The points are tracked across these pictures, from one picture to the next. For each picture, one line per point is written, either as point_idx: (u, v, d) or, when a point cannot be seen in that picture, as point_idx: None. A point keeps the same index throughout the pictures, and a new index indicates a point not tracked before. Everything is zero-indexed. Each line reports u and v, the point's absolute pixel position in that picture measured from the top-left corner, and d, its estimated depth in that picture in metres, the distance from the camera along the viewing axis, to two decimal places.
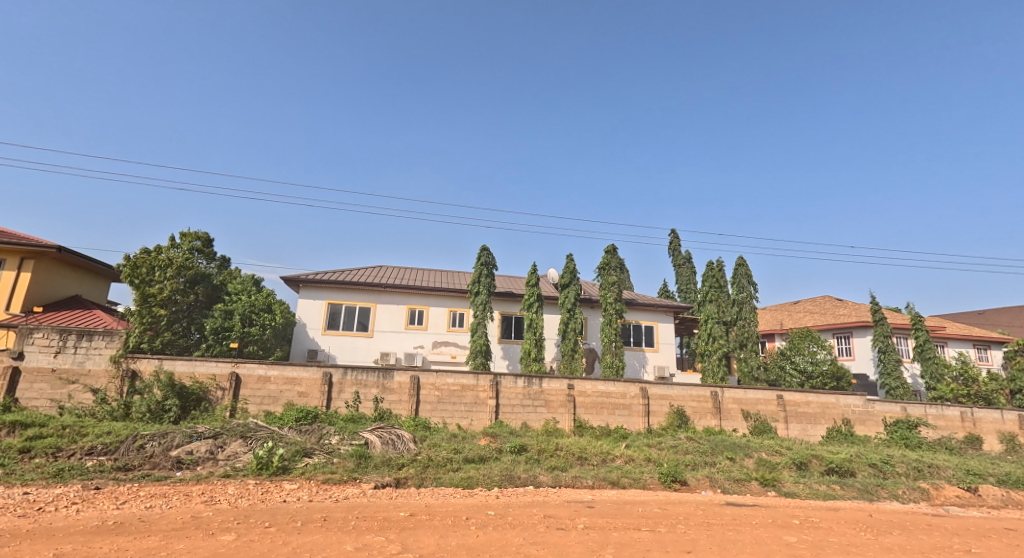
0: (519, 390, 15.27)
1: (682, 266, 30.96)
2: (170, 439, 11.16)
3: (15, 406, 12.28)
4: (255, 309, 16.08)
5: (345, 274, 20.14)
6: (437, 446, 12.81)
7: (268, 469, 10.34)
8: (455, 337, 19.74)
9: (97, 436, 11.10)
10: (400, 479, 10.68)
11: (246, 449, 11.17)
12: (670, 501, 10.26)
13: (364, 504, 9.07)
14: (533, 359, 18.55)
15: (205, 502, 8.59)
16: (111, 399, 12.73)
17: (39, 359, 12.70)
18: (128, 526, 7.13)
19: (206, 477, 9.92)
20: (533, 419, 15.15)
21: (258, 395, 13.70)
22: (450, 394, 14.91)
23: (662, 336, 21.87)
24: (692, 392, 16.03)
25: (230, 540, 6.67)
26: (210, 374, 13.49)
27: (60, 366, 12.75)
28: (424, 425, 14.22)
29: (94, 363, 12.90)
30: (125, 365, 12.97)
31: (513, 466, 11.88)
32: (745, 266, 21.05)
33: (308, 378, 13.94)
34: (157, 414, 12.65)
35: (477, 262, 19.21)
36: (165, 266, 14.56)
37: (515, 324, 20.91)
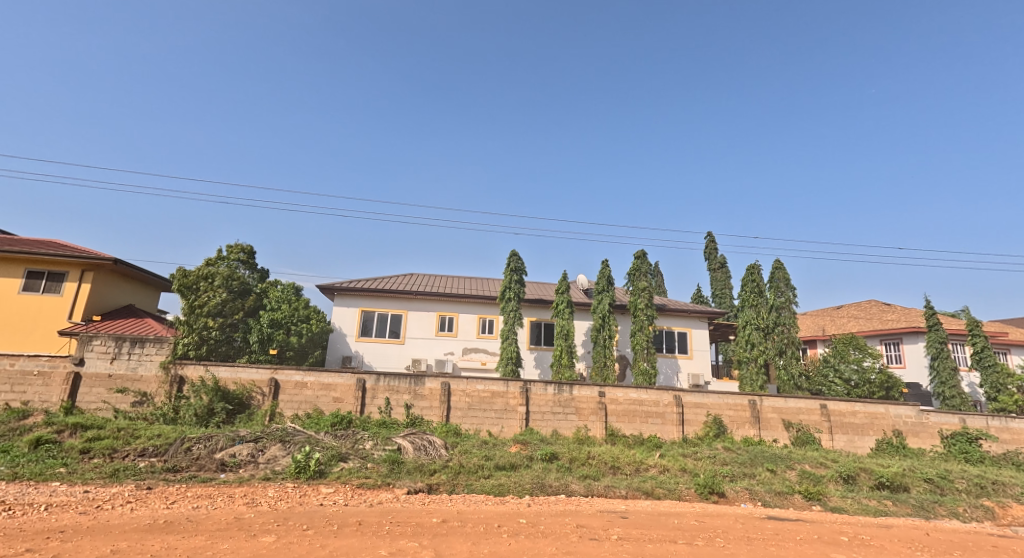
0: (549, 397, 15.17)
1: (717, 271, 30.26)
2: (213, 442, 11.53)
3: (75, 409, 12.97)
4: (292, 318, 16.60)
5: (377, 282, 20.52)
6: (468, 453, 12.83)
7: (306, 473, 10.58)
8: (485, 344, 19.82)
9: (148, 440, 11.56)
10: (432, 485, 10.74)
11: (285, 452, 11.45)
12: (708, 513, 9.98)
13: (397, 509, 9.15)
14: (565, 366, 18.38)
15: (247, 503, 8.84)
16: (161, 403, 13.30)
17: (97, 365, 13.36)
18: (177, 524, 7.41)
19: (247, 479, 10.20)
20: (564, 427, 15.02)
21: (295, 400, 14.04)
22: (480, 401, 14.94)
23: (695, 343, 21.41)
24: (729, 400, 15.60)
25: (270, 542, 6.84)
26: (251, 380, 13.92)
27: (115, 372, 13.40)
28: (455, 432, 14.28)
29: (146, 369, 13.52)
30: (173, 370, 13.57)
31: (544, 474, 11.77)
32: (781, 270, 20.42)
33: (342, 383, 14.21)
34: (203, 418, 13.15)
35: (507, 268, 19.25)
36: (211, 277, 15.15)
37: (545, 330, 20.85)
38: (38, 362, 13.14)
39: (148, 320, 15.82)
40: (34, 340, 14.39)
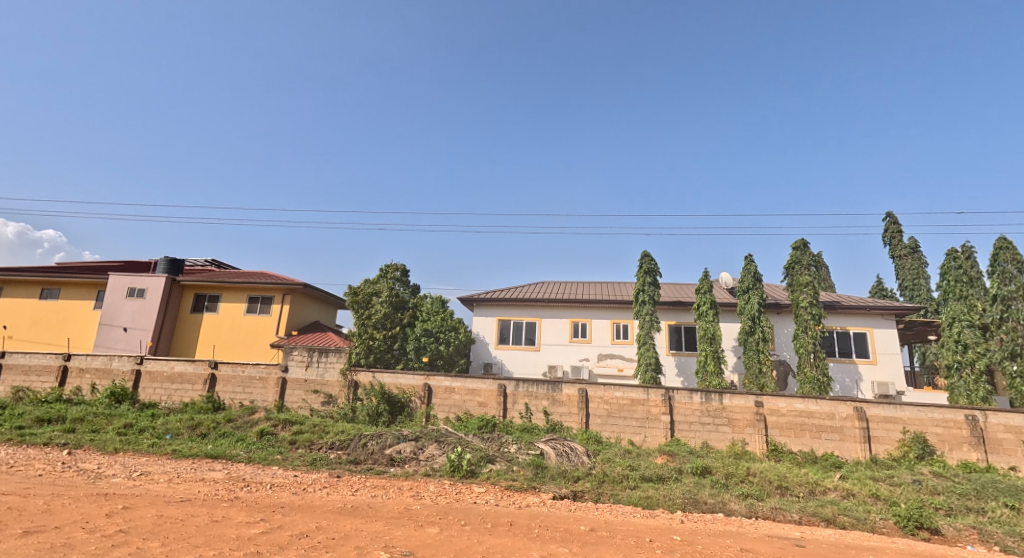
0: (696, 407, 13.86)
1: (906, 259, 25.47)
2: (383, 439, 12.46)
3: (284, 407, 15.15)
4: (438, 329, 17.88)
5: (512, 292, 20.86)
6: (612, 462, 12.17)
7: (459, 471, 10.91)
8: (621, 349, 18.92)
9: (337, 435, 12.85)
10: (577, 492, 10.32)
11: (441, 452, 11.95)
12: (915, 554, 8.03)
13: (545, 514, 8.90)
14: (713, 373, 16.73)
15: (412, 496, 9.31)
16: (343, 404, 14.86)
17: (297, 371, 15.40)
18: (361, 509, 8.00)
19: (411, 474, 10.82)
20: (716, 440, 13.60)
21: (446, 404, 14.68)
22: (619, 408, 14.19)
23: (879, 345, 18.15)
24: (936, 415, 12.77)
25: (433, 533, 7.05)
26: (409, 385, 14.89)
27: (309, 378, 15.30)
28: (596, 439, 13.72)
29: (331, 375, 15.25)
30: (350, 376, 15.05)
31: (697, 490, 10.65)
32: (1008, 250, 16.40)
33: (486, 389, 14.52)
34: (373, 418, 14.38)
35: (639, 270, 18.24)
36: (376, 292, 16.61)
37: (687, 334, 19.29)
38: (258, 368, 15.58)
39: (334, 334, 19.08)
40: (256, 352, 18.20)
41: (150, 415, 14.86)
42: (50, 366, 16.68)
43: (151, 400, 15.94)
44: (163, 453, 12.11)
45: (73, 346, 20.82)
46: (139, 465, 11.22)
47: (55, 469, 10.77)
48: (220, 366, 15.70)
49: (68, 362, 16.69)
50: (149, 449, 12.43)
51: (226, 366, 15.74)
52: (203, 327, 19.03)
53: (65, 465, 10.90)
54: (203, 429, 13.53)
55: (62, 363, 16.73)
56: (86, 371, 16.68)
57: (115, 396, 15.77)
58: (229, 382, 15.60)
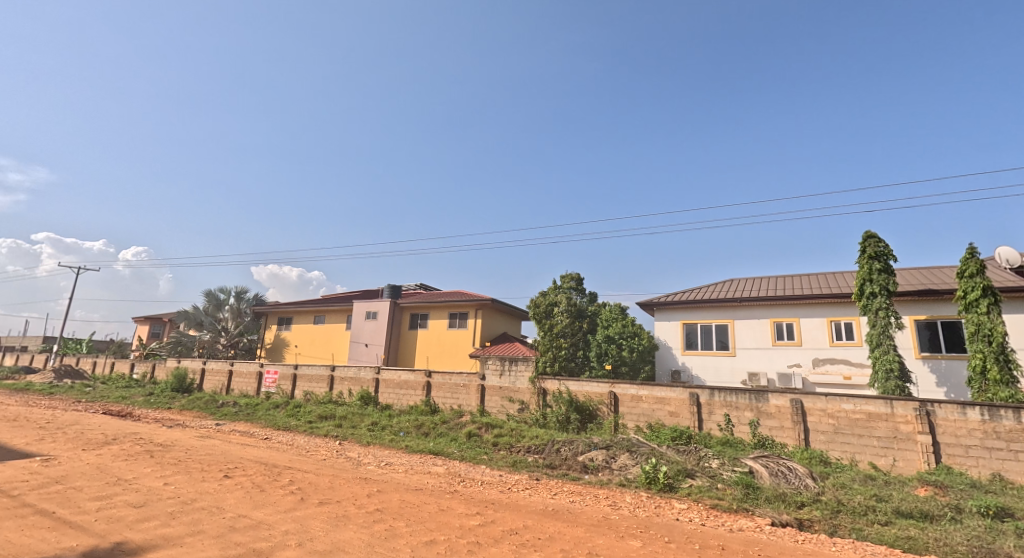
0: (962, 425, 9.70)
1: None
2: (574, 445, 11.73)
3: (485, 412, 15.02)
4: (629, 330, 16.06)
5: (698, 291, 17.70)
6: (848, 489, 9.05)
7: (656, 484, 9.27)
8: (845, 353, 14.45)
9: (534, 442, 12.54)
10: (805, 521, 7.69)
11: (634, 462, 10.46)
12: None
13: (766, 542, 6.83)
14: (998, 383, 11.27)
15: (609, 504, 8.42)
16: (534, 409, 14.16)
17: (492, 379, 15.14)
18: (563, 513, 7.77)
19: (605, 482, 9.76)
20: (1014, 471, 9.21)
21: (634, 412, 12.88)
22: (850, 424, 10.67)
23: None
24: None
25: (638, 547, 6.40)
26: (595, 392, 13.53)
27: (503, 385, 14.92)
28: (822, 461, 10.54)
29: (521, 382, 14.55)
30: (538, 384, 14.24)
31: (981, 537, 6.91)
32: None
33: (675, 397, 12.33)
34: (562, 424, 13.42)
35: (863, 250, 13.45)
36: (553, 304, 16.72)
37: (950, 331, 13.71)
38: (463, 380, 23.27)
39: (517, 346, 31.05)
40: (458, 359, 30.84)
41: (387, 414, 24.75)
42: (324, 376, 29.07)
43: (390, 402, 26.38)
44: (341, 437, 22.18)
45: (337, 358, 36.13)
46: (376, 452, 19.37)
47: (316, 458, 19.44)
48: (434, 376, 25.29)
49: (334, 372, 28.82)
50: (389, 444, 20.58)
51: (439, 375, 25.37)
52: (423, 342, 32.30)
53: (337, 452, 19.59)
54: (376, 423, 23.72)
55: (331, 374, 28.86)
56: (345, 379, 28.10)
57: (365, 399, 26.25)
58: (446, 387, 25.21)
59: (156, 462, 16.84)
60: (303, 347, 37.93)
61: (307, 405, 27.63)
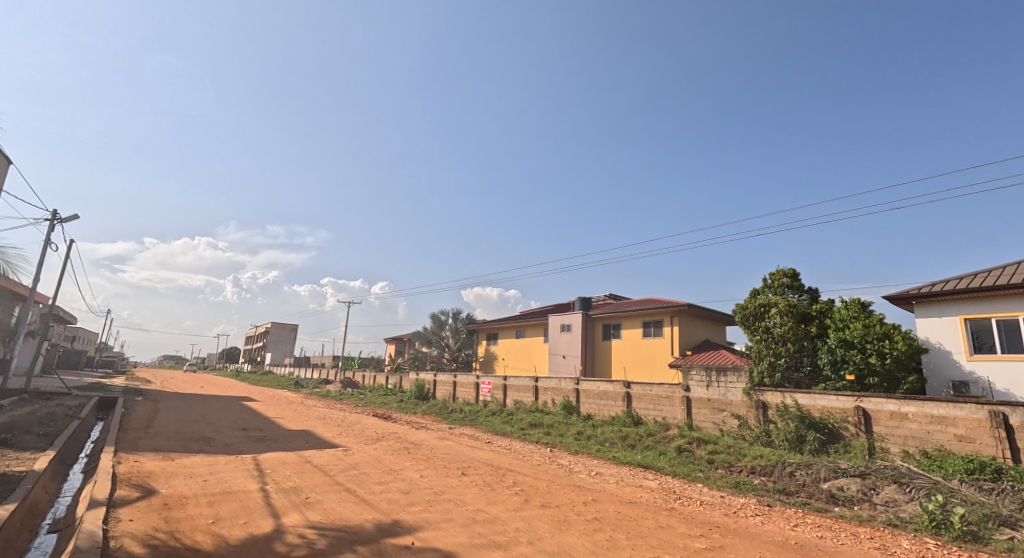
0: None
1: None
2: (816, 471, 11.74)
3: (692, 425, 17.40)
4: (865, 336, 13.50)
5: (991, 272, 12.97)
6: None
7: (950, 531, 8.05)
8: None
9: (754, 459, 13.60)
10: None
11: (907, 497, 9.78)
12: None
13: None
14: None
15: (877, 548, 7.82)
16: (756, 426, 14.88)
17: (699, 391, 17.48)
18: (807, 549, 7.69)
19: (869, 519, 9.09)
20: None
21: (898, 434, 11.85)
22: None
23: None
24: None
25: None
26: (836, 407, 13.06)
27: (712, 397, 17.07)
28: None
29: (734, 396, 16.80)
30: (756, 398, 15.67)
31: None
32: None
33: (963, 417, 10.82)
34: (796, 444, 13.30)
35: None
36: (768, 307, 17.14)
37: None
38: (664, 389, 23.05)
39: (722, 351, 30.07)
40: (656, 367, 31.57)
41: (592, 424, 24.93)
42: (529, 386, 30.85)
43: (588, 411, 26.47)
44: (551, 444, 22.98)
45: (539, 368, 38.73)
46: (589, 462, 19.70)
47: (535, 465, 20.31)
48: (631, 387, 24.60)
49: (537, 383, 30.35)
50: (597, 450, 21.10)
51: (636, 387, 24.47)
52: (620, 350, 33.82)
53: (551, 456, 21.00)
54: (581, 432, 23.99)
55: (535, 385, 30.42)
56: (548, 390, 29.48)
57: (567, 408, 27.10)
58: (643, 402, 23.92)
59: (412, 458, 20.98)
60: (509, 359, 41.80)
61: (519, 414, 29.09)
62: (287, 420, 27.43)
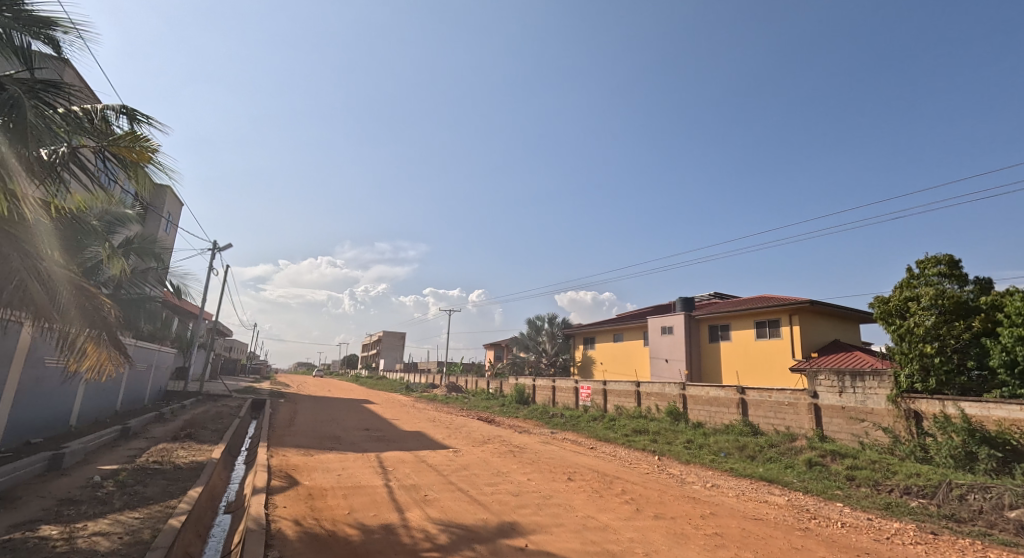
0: None
1: None
2: (990, 492, 10.62)
3: (826, 437, 16.26)
4: None
5: None
6: None
7: None
8: None
9: (908, 477, 12.41)
10: None
11: None
12: None
13: None
14: None
15: None
16: (909, 438, 13.83)
17: (830, 397, 16.33)
18: None
19: None
20: None
21: None
22: None
23: None
24: None
25: None
26: (1018, 419, 11.62)
27: (848, 404, 15.84)
28: None
29: (876, 402, 15.09)
30: (905, 405, 14.14)
31: None
32: None
33: None
34: (962, 461, 12.08)
35: None
36: (917, 298, 15.19)
37: None
38: (786, 395, 17.90)
39: (856, 354, 24.33)
40: (774, 372, 26.40)
41: (704, 433, 19.91)
42: (631, 391, 26.28)
43: (699, 421, 21.39)
44: (657, 453, 18.79)
45: (641, 374, 33.69)
46: (710, 478, 15.48)
47: (642, 477, 16.53)
48: (747, 392, 19.39)
49: (639, 389, 25.75)
50: (711, 464, 16.79)
51: (754, 392, 19.20)
52: (729, 353, 28.93)
53: (659, 468, 17.27)
54: (691, 441, 19.39)
55: (637, 389, 25.86)
56: (651, 395, 24.96)
57: (675, 416, 22.48)
58: (762, 407, 18.77)
59: (519, 461, 18.92)
60: (609, 364, 36.73)
61: (621, 420, 24.43)
62: (404, 421, 27.23)
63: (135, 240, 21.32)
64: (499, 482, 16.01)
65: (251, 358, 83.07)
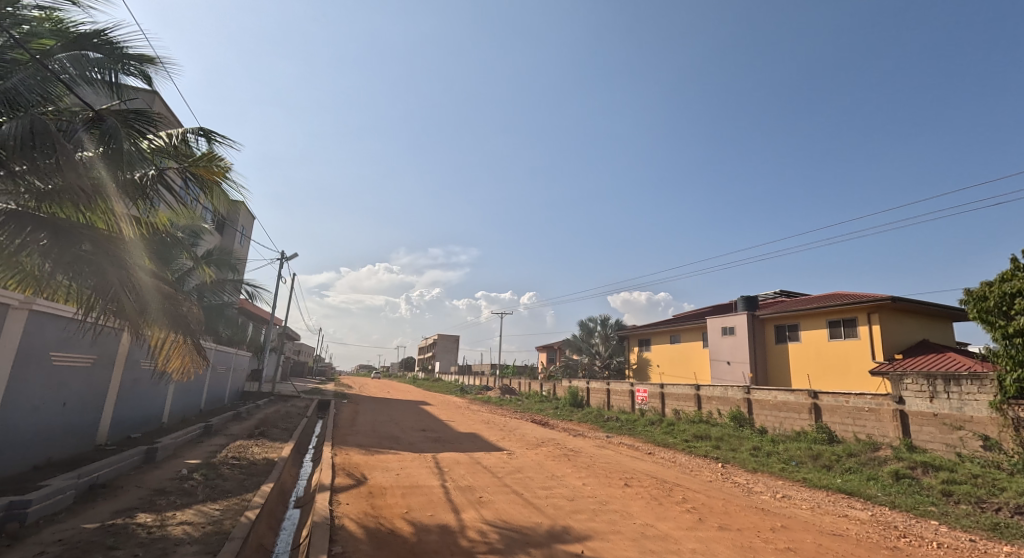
0: None
1: None
2: None
3: (916, 447, 13.56)
4: None
5: None
6: None
7: None
8: None
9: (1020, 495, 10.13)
10: None
11: None
12: None
13: None
14: None
15: None
16: (1016, 451, 11.41)
17: (918, 403, 13.78)
18: None
19: None
20: None
21: None
22: None
23: None
24: None
25: None
26: None
27: (940, 411, 13.23)
28: None
29: (975, 409, 12.48)
30: (1011, 412, 11.66)
31: None
32: None
33: None
34: None
35: None
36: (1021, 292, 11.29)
37: None
38: (866, 400, 15.15)
39: (949, 355, 19.44)
40: (850, 376, 21.92)
41: (773, 440, 17.12)
42: (690, 394, 23.18)
43: (765, 426, 18.69)
44: (717, 460, 16.17)
45: (701, 378, 30.07)
46: (782, 490, 12.93)
47: (704, 486, 13.92)
48: (821, 396, 16.57)
49: (700, 392, 22.61)
50: (782, 473, 14.19)
51: (829, 397, 16.30)
52: (795, 355, 24.58)
53: (723, 476, 14.58)
54: (760, 448, 16.55)
55: (697, 393, 22.77)
56: (712, 399, 21.86)
57: (740, 420, 19.64)
58: (835, 415, 15.80)
59: (573, 464, 16.63)
60: (666, 366, 33.23)
61: (681, 423, 21.54)
62: (458, 422, 25.47)
63: (214, 253, 20.77)
64: (556, 485, 13.88)
65: (317, 361, 84.76)
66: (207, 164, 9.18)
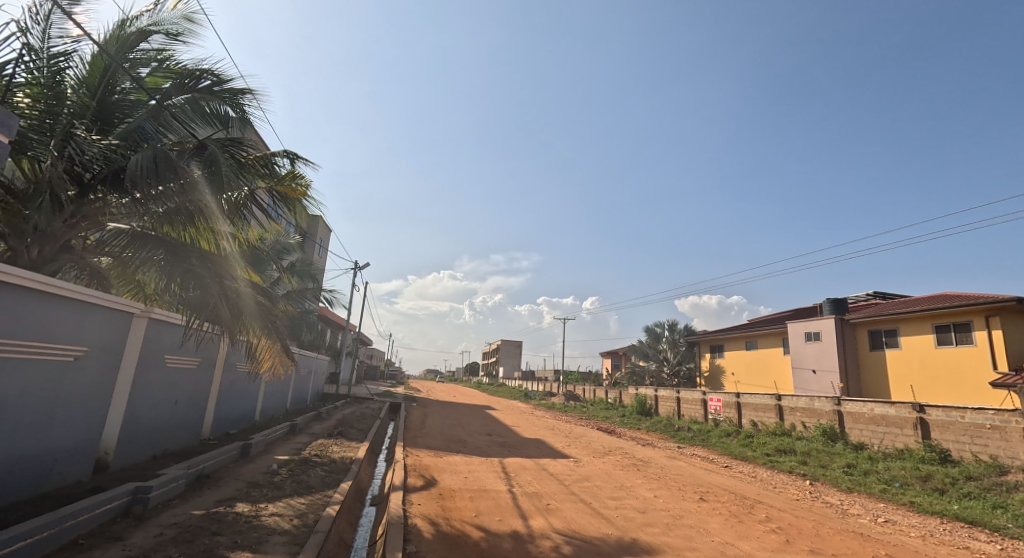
0: None
1: None
2: None
3: None
4: None
5: None
6: None
7: None
8: None
9: None
10: None
11: None
12: None
13: None
14: None
15: None
16: None
17: None
18: None
19: None
20: None
21: None
22: None
23: None
24: None
25: None
26: None
27: None
28: None
29: None
30: None
31: None
32: None
33: None
34: None
35: None
36: None
37: None
38: (989, 414, 9.90)
39: None
40: (971, 392, 13.27)
41: (872, 457, 11.38)
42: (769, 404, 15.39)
43: (862, 442, 12.25)
44: (806, 476, 10.84)
45: (785, 389, 19.41)
46: (885, 513, 8.51)
47: (791, 504, 9.10)
48: (928, 408, 10.89)
49: (779, 401, 15.08)
50: (883, 496, 9.42)
51: (939, 411, 10.77)
52: (890, 367, 15.41)
53: (810, 494, 9.74)
54: (856, 466, 10.99)
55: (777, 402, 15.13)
56: (795, 411, 14.50)
57: (831, 437, 12.88)
58: (950, 429, 10.49)
59: (646, 476, 10.83)
60: (742, 374, 22.26)
61: (762, 435, 14.54)
62: (522, 425, 20.19)
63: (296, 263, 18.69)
64: (627, 493, 9.13)
65: (390, 366, 84.15)
66: (293, 182, 7.20)
